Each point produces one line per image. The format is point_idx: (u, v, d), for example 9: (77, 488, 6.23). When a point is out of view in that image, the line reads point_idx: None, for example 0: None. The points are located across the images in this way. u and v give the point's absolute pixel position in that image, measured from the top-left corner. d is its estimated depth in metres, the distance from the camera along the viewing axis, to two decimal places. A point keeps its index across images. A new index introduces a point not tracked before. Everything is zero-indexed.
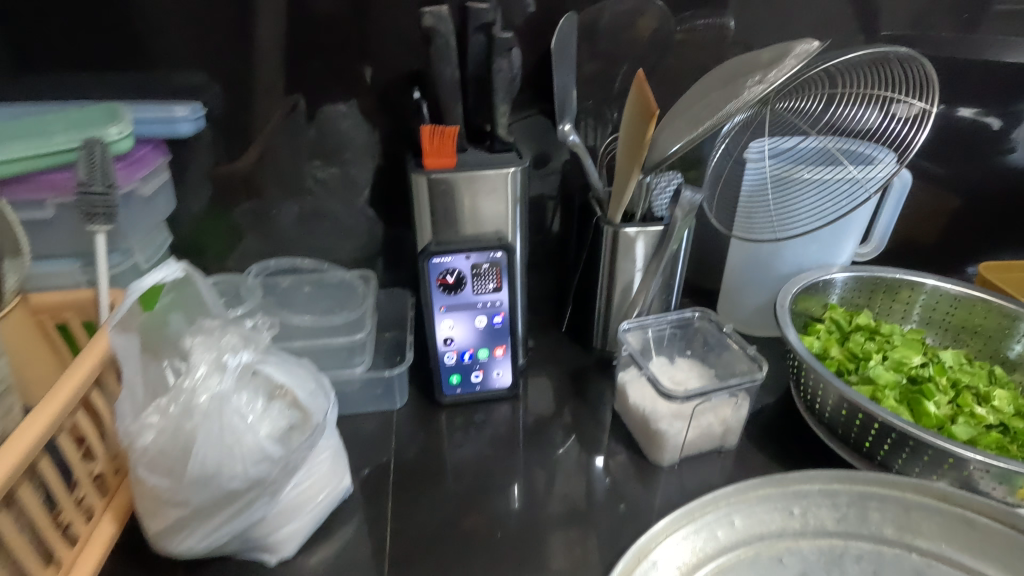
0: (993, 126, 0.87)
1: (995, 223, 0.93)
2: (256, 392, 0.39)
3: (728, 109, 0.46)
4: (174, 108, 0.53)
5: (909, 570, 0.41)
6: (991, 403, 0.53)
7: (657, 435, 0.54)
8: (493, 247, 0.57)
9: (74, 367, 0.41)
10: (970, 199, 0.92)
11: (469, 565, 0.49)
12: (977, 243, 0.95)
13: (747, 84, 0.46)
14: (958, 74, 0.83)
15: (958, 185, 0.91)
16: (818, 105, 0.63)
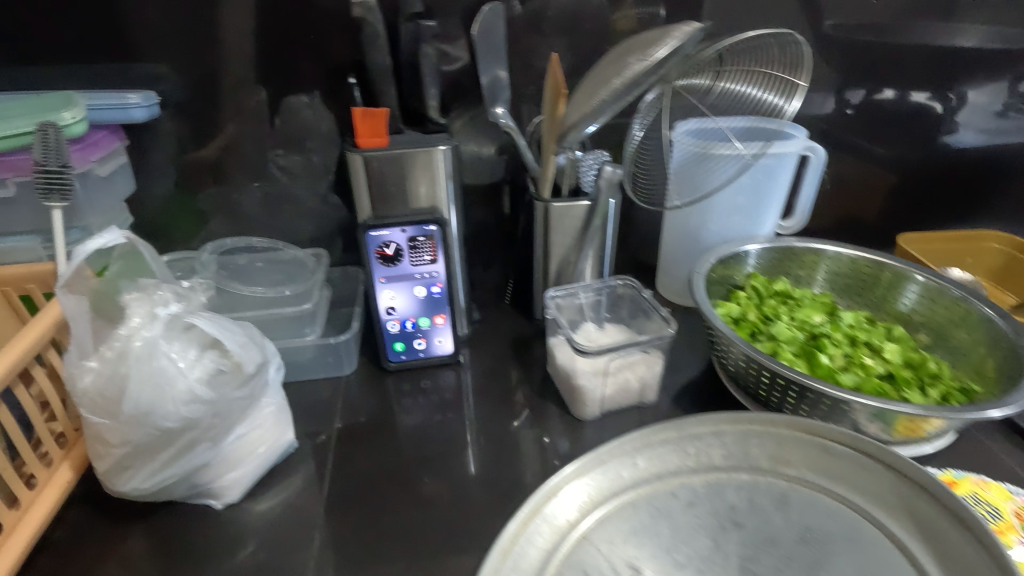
0: (923, 105, 0.91)
1: (930, 199, 0.98)
2: (190, 343, 0.45)
3: (617, 86, 0.52)
4: (127, 96, 0.58)
5: (777, 496, 0.45)
6: (881, 355, 0.58)
7: (578, 391, 0.59)
8: (426, 221, 0.62)
9: (32, 325, 0.46)
10: (904, 176, 0.96)
11: (401, 508, 0.54)
12: (913, 219, 1.00)
13: (632, 62, 0.52)
14: (885, 56, 0.87)
15: (891, 163, 0.95)
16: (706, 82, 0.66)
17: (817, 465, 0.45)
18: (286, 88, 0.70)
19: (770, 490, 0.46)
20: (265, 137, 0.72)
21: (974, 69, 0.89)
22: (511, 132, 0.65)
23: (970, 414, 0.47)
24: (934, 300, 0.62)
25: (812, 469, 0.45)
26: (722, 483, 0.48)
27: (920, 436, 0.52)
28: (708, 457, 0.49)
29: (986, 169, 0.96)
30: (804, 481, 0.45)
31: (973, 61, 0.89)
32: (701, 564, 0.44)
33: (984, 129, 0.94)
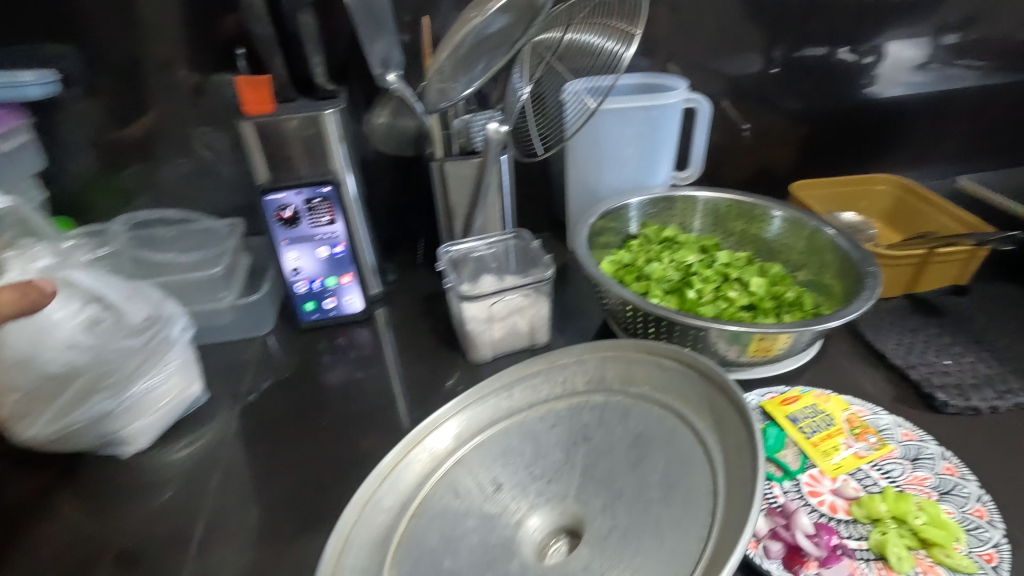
0: (828, 57, 0.94)
1: (840, 148, 1.02)
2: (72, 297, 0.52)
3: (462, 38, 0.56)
4: (21, 75, 0.60)
5: (620, 409, 0.49)
6: (747, 288, 0.63)
7: (469, 336, 0.64)
8: (321, 183, 0.65)
9: None
10: (814, 126, 1.00)
11: (303, 448, 0.59)
12: (825, 168, 1.04)
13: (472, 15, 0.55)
14: (787, 9, 0.90)
15: (801, 115, 0.99)
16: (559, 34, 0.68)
17: (655, 382, 0.49)
18: (189, 65, 0.72)
19: (617, 407, 0.49)
20: (174, 114, 0.74)
21: (879, 19, 0.91)
22: (404, 95, 0.70)
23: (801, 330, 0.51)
24: (801, 236, 0.66)
25: (651, 386, 0.49)
26: (580, 404, 0.52)
27: (772, 354, 0.57)
28: (573, 383, 0.54)
29: (891, 117, 1.00)
30: (646, 397, 0.48)
31: (877, 12, 0.91)
32: (553, 475, 0.48)
33: (887, 77, 0.97)
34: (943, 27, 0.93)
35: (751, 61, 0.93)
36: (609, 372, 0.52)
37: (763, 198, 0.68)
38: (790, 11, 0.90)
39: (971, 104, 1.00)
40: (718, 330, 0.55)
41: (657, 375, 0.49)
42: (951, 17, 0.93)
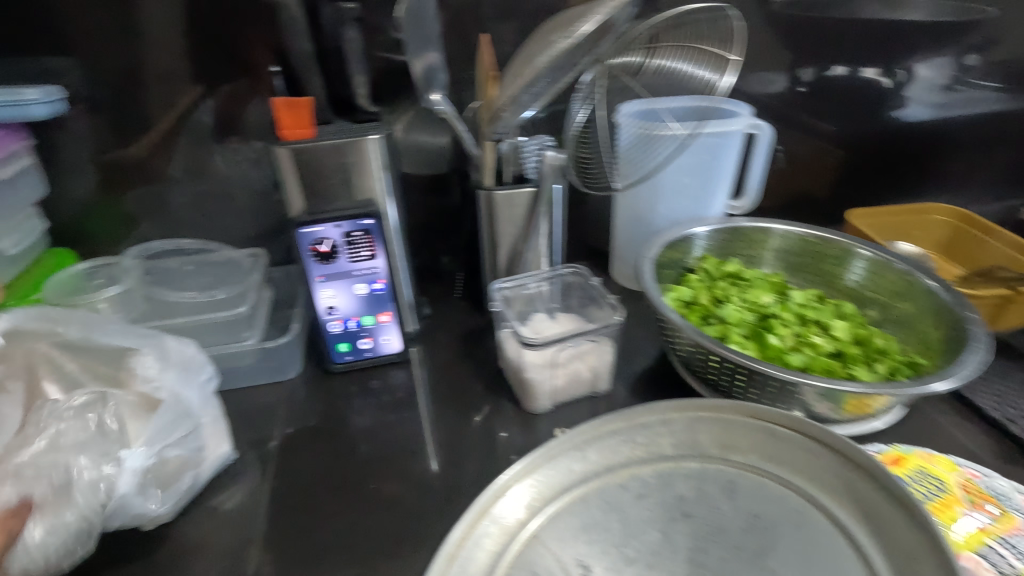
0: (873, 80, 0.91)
1: (879, 173, 0.99)
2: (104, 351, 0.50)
3: (542, 63, 0.50)
4: (23, 91, 0.53)
5: (725, 481, 0.46)
6: (830, 333, 0.58)
7: (528, 385, 0.57)
8: (362, 215, 0.59)
9: None
10: (855, 151, 0.97)
11: (347, 516, 0.52)
12: (864, 193, 1.01)
13: (557, 39, 0.49)
14: (834, 32, 0.86)
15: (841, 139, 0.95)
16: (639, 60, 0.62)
17: (768, 452, 0.46)
18: (211, 81, 0.65)
19: (719, 479, 0.46)
20: (192, 134, 0.67)
21: (922, 42, 0.89)
22: (448, 117, 0.62)
23: (913, 390, 0.46)
24: (879, 274, 0.63)
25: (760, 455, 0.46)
26: (670, 471, 0.47)
27: (868, 412, 0.52)
28: (657, 444, 0.49)
29: (929, 142, 0.98)
30: (755, 468, 0.46)
31: (921, 34, 0.89)
32: (651, 558, 0.44)
33: (929, 101, 0.94)
34: (981, 52, 0.92)
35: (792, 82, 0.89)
36: (704, 435, 0.48)
37: (846, 237, 0.63)
38: (837, 34, 0.86)
39: (1010, 129, 0.99)
40: (815, 387, 0.50)
41: (768, 443, 0.46)
42: (989, 42, 0.91)
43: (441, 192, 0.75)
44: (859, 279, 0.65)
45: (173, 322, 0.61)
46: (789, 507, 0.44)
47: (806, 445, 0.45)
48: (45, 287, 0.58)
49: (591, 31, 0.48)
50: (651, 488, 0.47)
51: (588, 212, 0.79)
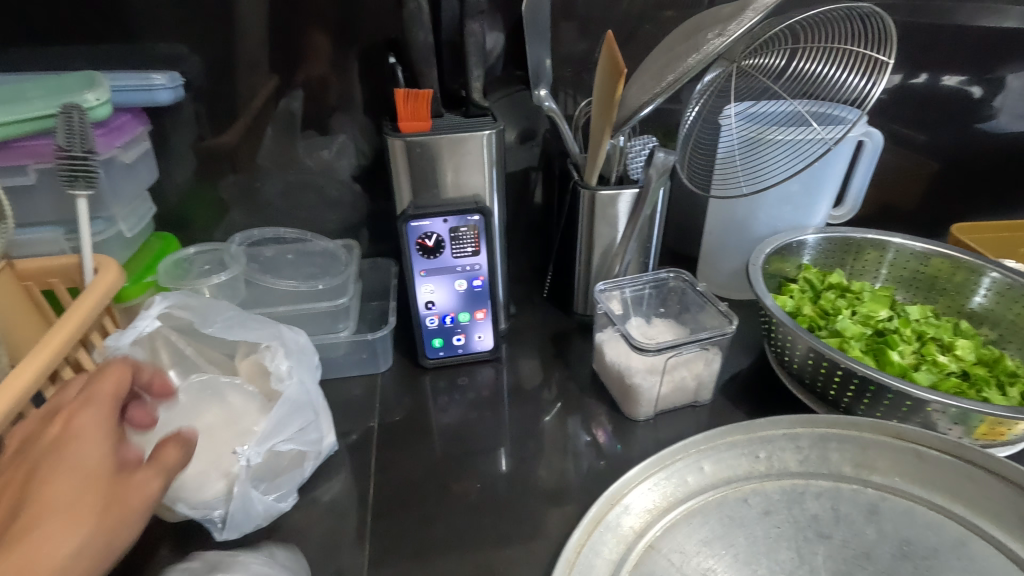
0: None
1: None
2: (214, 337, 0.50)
3: (691, 62, 0.47)
4: (151, 76, 0.54)
5: (863, 502, 0.46)
6: (954, 352, 0.55)
7: (632, 391, 0.56)
8: (470, 210, 0.58)
9: (82, 299, 0.47)
10: None
11: (451, 516, 0.51)
12: None
13: (707, 37, 0.47)
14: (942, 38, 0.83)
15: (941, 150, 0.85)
16: (780, 61, 0.63)
17: (908, 473, 0.47)
18: (320, 72, 0.66)
19: (857, 498, 0.46)
20: (295, 124, 0.68)
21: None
22: (555, 116, 0.62)
23: None
24: (1004, 293, 0.59)
25: (898, 476, 0.47)
26: (798, 486, 0.48)
27: (1005, 437, 0.47)
28: (783, 466, 0.49)
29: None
30: (895, 490, 0.46)
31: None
32: None
33: None
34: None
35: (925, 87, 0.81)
36: (836, 454, 0.49)
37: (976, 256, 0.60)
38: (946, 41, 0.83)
39: None
40: (941, 404, 0.46)
41: (907, 463, 0.47)
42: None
43: (532, 190, 0.74)
44: (983, 300, 0.61)
45: (276, 312, 0.61)
46: (940, 530, 0.44)
47: (952, 465, 0.46)
48: (159, 271, 0.59)
49: (747, 30, 0.46)
50: (778, 504, 0.47)
51: (678, 216, 0.77)
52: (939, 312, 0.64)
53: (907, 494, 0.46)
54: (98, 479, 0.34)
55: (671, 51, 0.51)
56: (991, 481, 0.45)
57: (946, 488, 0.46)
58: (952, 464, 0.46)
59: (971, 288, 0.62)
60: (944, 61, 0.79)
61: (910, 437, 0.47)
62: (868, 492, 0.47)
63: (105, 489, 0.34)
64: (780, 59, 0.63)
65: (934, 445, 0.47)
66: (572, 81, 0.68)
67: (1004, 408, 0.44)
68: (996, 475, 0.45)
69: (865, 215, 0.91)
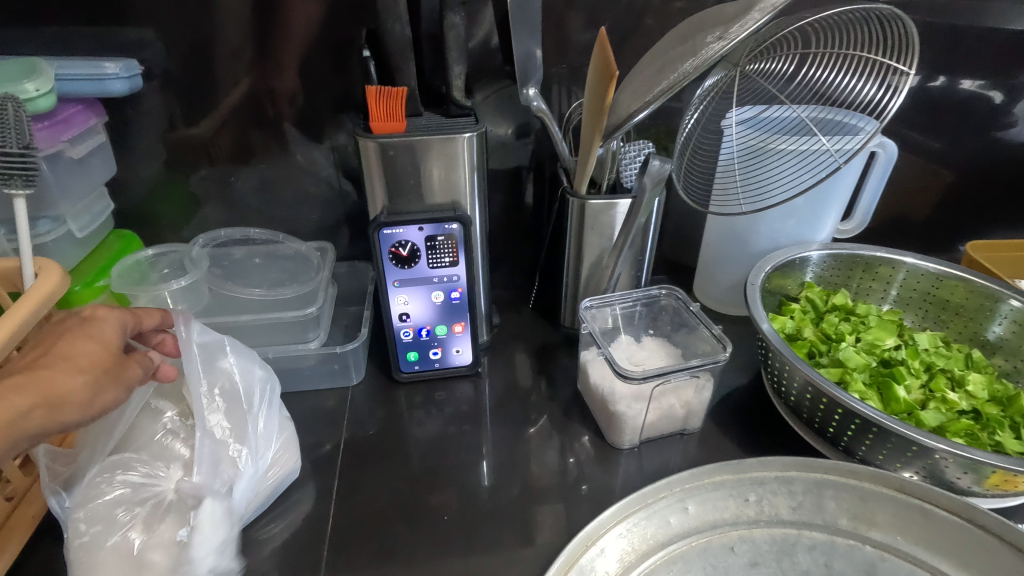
0: None
1: None
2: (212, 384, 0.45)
3: (687, 68, 0.43)
4: (104, 65, 0.50)
5: (860, 561, 0.43)
6: (964, 388, 0.51)
7: (616, 418, 0.52)
8: (448, 219, 0.54)
9: (14, 309, 0.42)
10: None
11: (415, 546, 0.48)
12: None
13: (707, 40, 0.43)
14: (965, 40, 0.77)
15: (960, 158, 0.80)
16: (790, 66, 0.58)
17: (910, 532, 0.43)
18: (293, 62, 0.61)
19: (853, 555, 0.43)
20: (267, 118, 0.63)
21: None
22: (544, 116, 0.58)
23: None
24: (1021, 323, 0.55)
25: (900, 534, 0.44)
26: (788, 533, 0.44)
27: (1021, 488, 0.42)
28: (774, 512, 0.45)
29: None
30: (894, 549, 0.43)
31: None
32: None
33: None
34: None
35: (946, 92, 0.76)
36: (833, 503, 0.45)
37: (995, 282, 0.56)
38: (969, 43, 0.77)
39: None
40: (948, 453, 0.42)
41: (910, 522, 0.44)
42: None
43: (521, 193, 0.69)
44: (1000, 331, 0.57)
45: (240, 320, 0.57)
46: None
47: (960, 529, 0.42)
48: (113, 274, 0.56)
49: (751, 32, 0.41)
50: (767, 555, 0.43)
51: (676, 224, 0.73)
52: (949, 339, 0.59)
53: (908, 556, 0.43)
54: (106, 354, 0.38)
55: (668, 53, 0.47)
56: (1001, 548, 0.41)
57: (951, 551, 0.42)
58: (960, 526, 0.42)
59: (987, 317, 0.58)
60: (969, 64, 0.74)
61: (915, 491, 0.44)
62: (866, 549, 0.43)
63: (109, 367, 0.37)
64: (789, 64, 0.58)
65: (941, 504, 0.43)
66: (566, 77, 0.63)
67: (1019, 461, 0.40)
68: (1007, 542, 0.41)
69: (875, 226, 0.86)
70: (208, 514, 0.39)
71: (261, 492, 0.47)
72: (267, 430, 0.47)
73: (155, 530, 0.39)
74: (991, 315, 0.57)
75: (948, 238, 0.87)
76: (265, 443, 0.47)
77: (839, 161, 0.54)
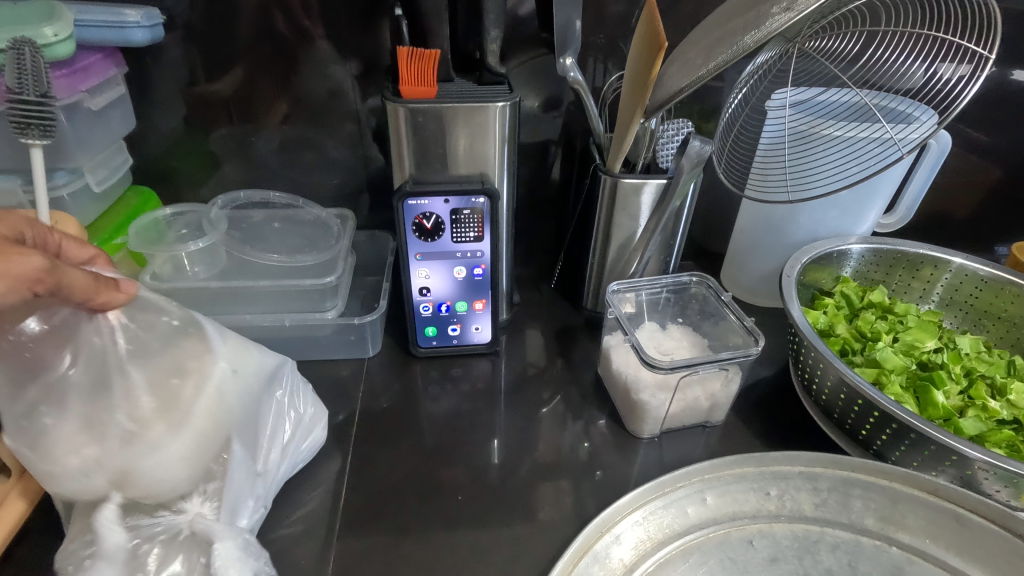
0: None
1: None
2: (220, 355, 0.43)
3: (746, 41, 0.40)
4: (125, 12, 0.48)
5: (887, 563, 0.41)
6: (1007, 397, 0.49)
7: (638, 406, 0.51)
8: (475, 191, 0.52)
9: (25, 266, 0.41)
10: None
11: (428, 524, 0.47)
12: None
13: (771, 11, 0.39)
14: None
15: (1012, 155, 0.76)
16: (855, 46, 0.55)
17: (940, 537, 0.42)
18: (321, 19, 0.58)
19: (878, 556, 0.41)
20: (292, 77, 0.61)
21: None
22: (580, 88, 0.55)
23: None
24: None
25: (929, 538, 0.42)
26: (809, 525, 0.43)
27: None
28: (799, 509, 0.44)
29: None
30: (923, 552, 0.41)
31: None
32: None
33: None
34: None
35: (1003, 82, 0.72)
36: (859, 502, 0.43)
37: None
38: None
39: None
40: (988, 465, 0.40)
41: (939, 527, 0.42)
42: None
43: (548, 169, 0.67)
44: None
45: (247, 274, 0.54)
46: None
47: (994, 536, 0.40)
48: (130, 232, 0.55)
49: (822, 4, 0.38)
50: (787, 551, 0.42)
51: (707, 209, 0.70)
52: (991, 344, 0.57)
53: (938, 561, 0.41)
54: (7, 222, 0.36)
55: (720, 27, 0.44)
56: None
57: (985, 561, 0.41)
58: (998, 536, 0.40)
59: None
60: None
61: (948, 495, 0.42)
62: (892, 551, 0.42)
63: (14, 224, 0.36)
64: (854, 44, 0.55)
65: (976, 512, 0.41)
66: (603, 48, 0.60)
67: None
68: None
69: (916, 222, 0.82)
70: (224, 552, 0.36)
71: (288, 463, 0.46)
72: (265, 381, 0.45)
73: (168, 567, 0.36)
74: None
75: (994, 235, 0.82)
76: (282, 420, 0.46)
77: (898, 152, 0.51)
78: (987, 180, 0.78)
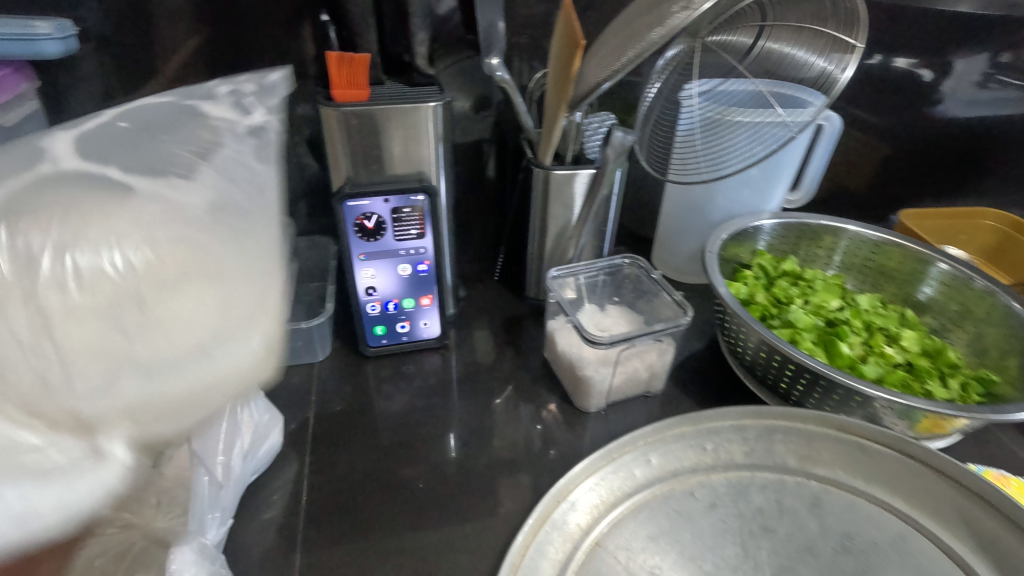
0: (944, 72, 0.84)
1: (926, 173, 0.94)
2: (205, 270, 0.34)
3: (654, 36, 0.43)
4: (36, 25, 0.46)
5: (809, 496, 0.46)
6: (899, 343, 0.56)
7: (583, 382, 0.54)
8: (414, 190, 0.54)
9: None
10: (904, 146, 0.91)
11: (392, 516, 0.48)
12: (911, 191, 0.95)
13: (673, 10, 0.43)
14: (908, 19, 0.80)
15: (894, 133, 0.85)
16: (748, 39, 0.59)
17: (852, 468, 0.47)
18: (246, 28, 0.58)
19: (801, 491, 0.46)
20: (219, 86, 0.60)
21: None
22: (507, 87, 0.57)
23: (1004, 414, 0.42)
24: (947, 285, 0.60)
25: (842, 469, 0.47)
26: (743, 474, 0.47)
27: (944, 431, 0.47)
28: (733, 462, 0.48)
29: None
30: (839, 483, 0.46)
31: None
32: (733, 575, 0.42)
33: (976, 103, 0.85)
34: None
35: (882, 69, 0.80)
36: (782, 445, 0.48)
37: (926, 246, 0.60)
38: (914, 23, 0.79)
39: None
40: (886, 401, 0.45)
41: (842, 453, 0.47)
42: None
43: (483, 166, 0.69)
44: (930, 292, 0.62)
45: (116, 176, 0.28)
46: (881, 524, 0.44)
47: (886, 456, 0.46)
48: None
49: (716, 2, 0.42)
50: (723, 497, 0.46)
51: (634, 196, 0.75)
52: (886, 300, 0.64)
53: (844, 482, 0.46)
54: None
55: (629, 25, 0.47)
56: (930, 475, 0.45)
57: (887, 481, 0.46)
58: (895, 459, 0.46)
59: (918, 279, 0.62)
60: (905, 45, 0.78)
61: (853, 429, 0.48)
62: (812, 484, 0.46)
63: None
64: (747, 37, 0.59)
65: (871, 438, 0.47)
66: (527, 49, 0.63)
67: (946, 405, 0.44)
68: (934, 469, 0.45)
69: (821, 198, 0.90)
70: (180, 557, 0.35)
71: (246, 467, 0.46)
72: (224, 197, 0.29)
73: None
74: (921, 277, 0.62)
75: (886, 207, 0.92)
76: (238, 432, 0.45)
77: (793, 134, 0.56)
78: (877, 158, 0.87)
